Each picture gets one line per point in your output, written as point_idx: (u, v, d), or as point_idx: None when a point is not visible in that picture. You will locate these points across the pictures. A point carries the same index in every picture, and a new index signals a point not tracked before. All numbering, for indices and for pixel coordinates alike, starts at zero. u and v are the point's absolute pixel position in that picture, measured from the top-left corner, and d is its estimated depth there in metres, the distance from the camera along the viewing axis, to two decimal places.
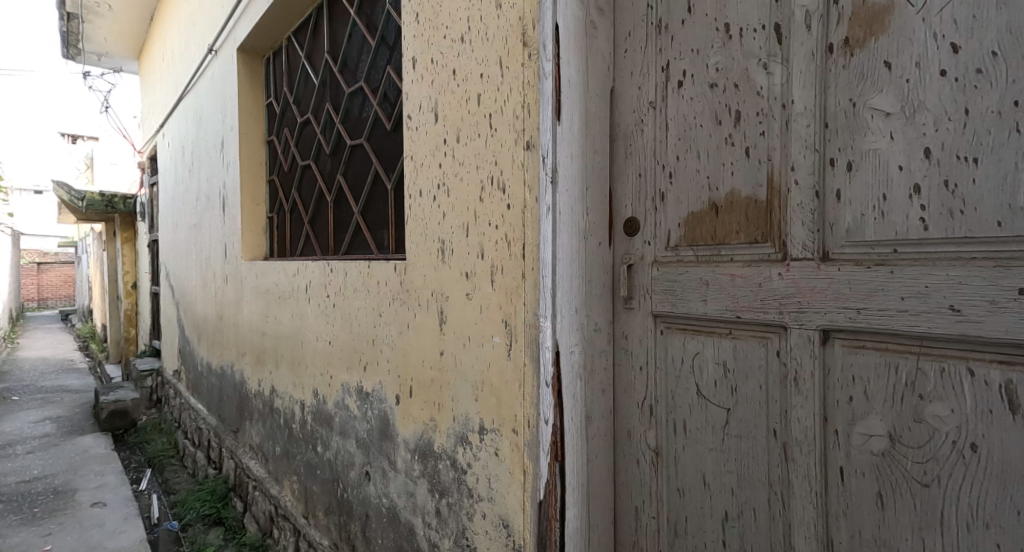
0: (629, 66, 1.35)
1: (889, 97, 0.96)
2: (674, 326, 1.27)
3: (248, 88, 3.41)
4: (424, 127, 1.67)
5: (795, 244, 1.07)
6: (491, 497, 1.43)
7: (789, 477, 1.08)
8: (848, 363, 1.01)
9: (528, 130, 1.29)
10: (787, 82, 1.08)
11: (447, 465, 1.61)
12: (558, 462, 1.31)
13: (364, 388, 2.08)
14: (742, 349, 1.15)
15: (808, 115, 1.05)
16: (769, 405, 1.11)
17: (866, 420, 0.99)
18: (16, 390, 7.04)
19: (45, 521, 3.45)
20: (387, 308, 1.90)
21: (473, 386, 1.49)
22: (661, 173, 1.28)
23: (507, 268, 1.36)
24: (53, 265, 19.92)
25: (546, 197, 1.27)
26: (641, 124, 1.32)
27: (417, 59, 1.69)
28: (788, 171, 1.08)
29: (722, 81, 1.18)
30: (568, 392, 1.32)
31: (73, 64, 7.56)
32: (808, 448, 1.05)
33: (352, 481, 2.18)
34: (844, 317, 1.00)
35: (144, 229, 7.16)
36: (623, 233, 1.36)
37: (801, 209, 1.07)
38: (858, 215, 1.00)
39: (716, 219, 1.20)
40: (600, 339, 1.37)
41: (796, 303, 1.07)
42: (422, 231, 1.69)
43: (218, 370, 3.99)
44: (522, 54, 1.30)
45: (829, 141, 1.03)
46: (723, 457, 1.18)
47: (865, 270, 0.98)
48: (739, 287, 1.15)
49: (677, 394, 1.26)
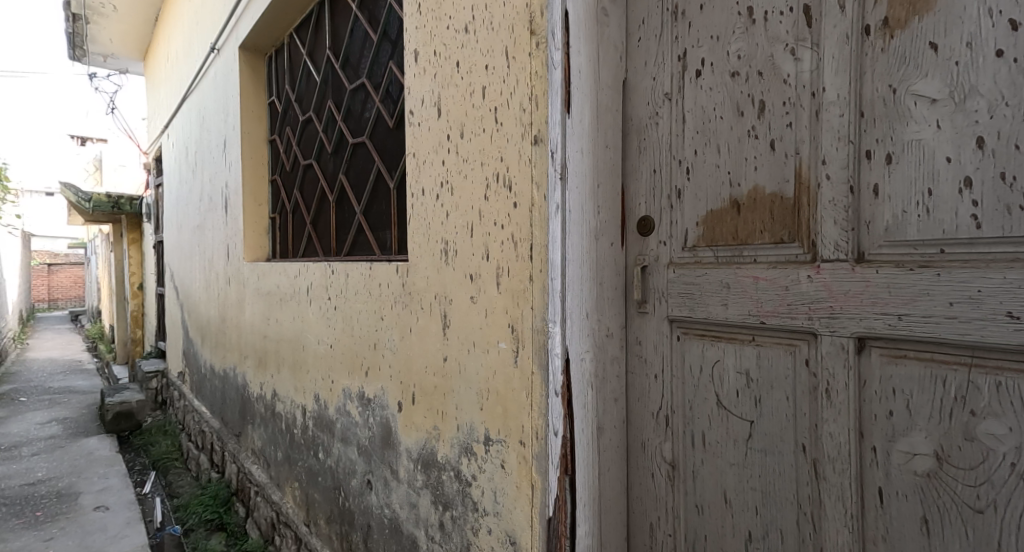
0: (642, 55, 1.27)
1: (935, 82, 0.88)
2: (691, 331, 1.18)
3: (250, 87, 3.35)
4: (426, 123, 1.59)
5: (826, 244, 0.99)
6: (497, 512, 1.35)
7: (821, 497, 1.00)
8: (887, 375, 0.93)
9: (536, 124, 1.22)
10: (817, 68, 1.00)
11: (450, 476, 1.53)
12: (568, 476, 1.22)
13: (365, 394, 2.01)
14: (767, 357, 1.07)
15: (841, 104, 0.97)
16: (798, 418, 1.03)
17: (908, 437, 0.91)
18: (23, 391, 7.03)
19: (47, 525, 3.40)
20: (388, 311, 1.83)
21: (477, 394, 1.42)
22: (678, 168, 1.20)
23: (513, 271, 1.29)
24: (63, 266, 20.06)
25: (555, 195, 1.19)
26: (656, 117, 1.24)
27: (418, 53, 1.62)
28: (819, 164, 1.00)
29: (745, 69, 1.09)
30: (579, 403, 1.24)
31: (79, 65, 7.54)
32: (842, 466, 0.97)
33: (354, 490, 2.11)
34: (882, 324, 0.92)
35: (150, 230, 7.14)
36: (637, 233, 1.28)
37: (834, 206, 0.98)
38: (899, 212, 0.92)
39: (738, 218, 1.11)
40: (612, 345, 1.29)
41: (827, 308, 0.98)
42: (424, 232, 1.62)
43: (221, 372, 3.94)
44: (529, 43, 1.22)
45: (865, 132, 0.95)
46: (746, 473, 1.10)
47: (907, 272, 0.90)
48: (764, 292, 1.06)
49: (696, 404, 1.18)
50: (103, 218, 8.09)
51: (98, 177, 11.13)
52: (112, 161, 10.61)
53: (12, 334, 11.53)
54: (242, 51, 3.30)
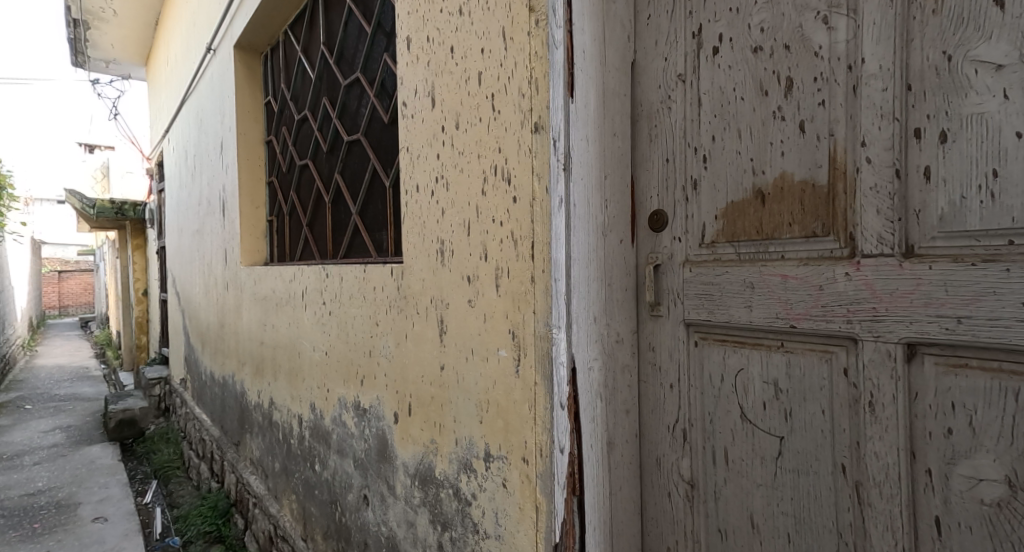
0: (653, 33, 1.15)
1: (1001, 46, 0.77)
2: (711, 337, 1.07)
3: (247, 86, 3.25)
4: (419, 114, 1.48)
5: (867, 237, 0.87)
6: (498, 535, 1.23)
7: (865, 526, 0.88)
8: (944, 387, 0.81)
9: (536, 110, 1.10)
10: (854, 38, 0.89)
11: (449, 494, 1.42)
12: (576, 497, 1.11)
13: (361, 404, 1.89)
14: (798, 365, 0.95)
15: (883, 77, 0.86)
16: (836, 435, 0.91)
17: (973, 459, 0.79)
18: (29, 398, 6.97)
19: (45, 537, 3.29)
20: (383, 316, 1.72)
21: (477, 406, 1.30)
22: (693, 156, 1.08)
23: (513, 271, 1.17)
24: (74, 273, 20.15)
25: (558, 187, 1.08)
26: (668, 101, 1.13)
27: (411, 39, 1.51)
28: (858, 146, 0.88)
29: (769, 43, 0.98)
30: (587, 415, 1.12)
31: (81, 71, 7.45)
32: (890, 491, 0.85)
33: (351, 505, 1.99)
34: (938, 327, 0.81)
35: (154, 235, 7.09)
36: (648, 228, 1.16)
37: (876, 193, 0.87)
38: (956, 198, 0.80)
39: (763, 210, 1.00)
40: (623, 352, 1.17)
41: (868, 310, 0.87)
42: (420, 231, 1.50)
43: (220, 379, 3.84)
44: (528, 20, 1.11)
45: (913, 107, 0.84)
46: (776, 495, 0.98)
47: (969, 268, 0.78)
48: (794, 292, 0.95)
49: (717, 417, 1.06)
50: (107, 225, 8.03)
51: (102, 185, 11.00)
52: (118, 168, 10.56)
53: (22, 341, 11.56)
54: (238, 50, 3.19)
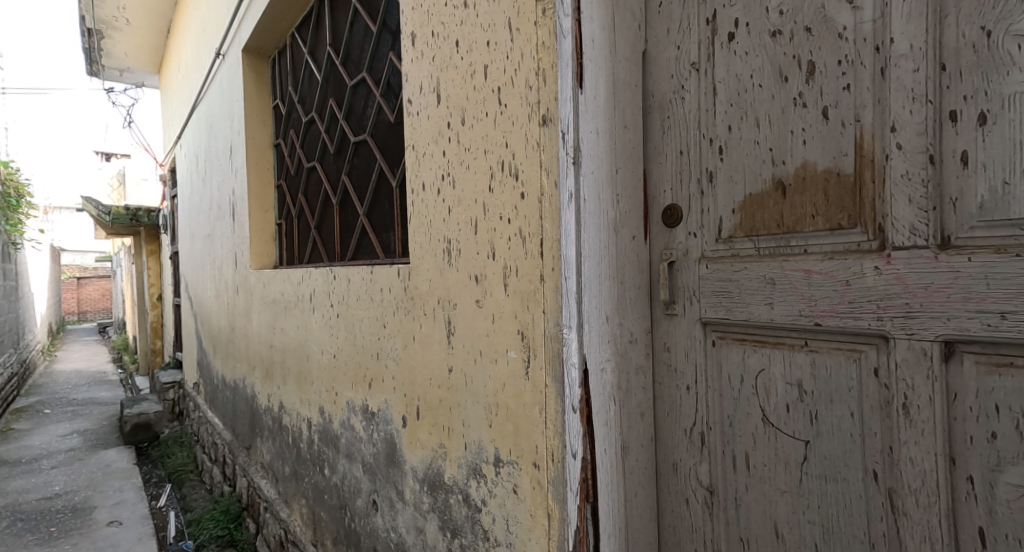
0: (664, 22, 1.10)
1: None
2: (729, 336, 1.01)
3: (254, 89, 3.24)
4: (424, 111, 1.44)
5: (898, 228, 0.82)
6: (509, 542, 1.19)
7: (901, 536, 0.83)
8: (986, 388, 0.76)
9: (544, 102, 1.05)
10: (881, 17, 0.84)
11: (458, 500, 1.37)
12: (590, 504, 1.06)
13: (369, 408, 1.85)
14: (823, 365, 0.90)
15: (914, 57, 0.81)
16: (866, 439, 0.86)
17: (1020, 466, 0.74)
18: (48, 403, 7.04)
19: (60, 541, 3.28)
20: (390, 317, 1.68)
21: (486, 409, 1.26)
22: (708, 147, 1.03)
23: (522, 270, 1.13)
24: (92, 279, 20.40)
25: (568, 181, 1.03)
26: (681, 91, 1.08)
27: (415, 34, 1.47)
28: (887, 132, 0.83)
29: (788, 26, 0.93)
30: (599, 419, 1.08)
31: (97, 80, 7.53)
32: (927, 500, 0.80)
33: (360, 510, 1.95)
34: (978, 324, 0.75)
35: (167, 241, 7.13)
36: (662, 224, 1.11)
37: (908, 180, 0.82)
38: (998, 184, 0.75)
39: (783, 202, 0.94)
40: (636, 353, 1.12)
41: (901, 305, 0.81)
42: (427, 230, 1.46)
43: (231, 383, 3.83)
44: (534, 9, 1.07)
45: (948, 88, 0.78)
46: (802, 503, 0.93)
47: (1012, 259, 0.73)
48: (819, 288, 0.89)
49: (737, 421, 1.00)
50: (122, 232, 8.09)
51: (118, 193, 11.12)
52: (133, 175, 10.66)
53: (41, 345, 11.70)
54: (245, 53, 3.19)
